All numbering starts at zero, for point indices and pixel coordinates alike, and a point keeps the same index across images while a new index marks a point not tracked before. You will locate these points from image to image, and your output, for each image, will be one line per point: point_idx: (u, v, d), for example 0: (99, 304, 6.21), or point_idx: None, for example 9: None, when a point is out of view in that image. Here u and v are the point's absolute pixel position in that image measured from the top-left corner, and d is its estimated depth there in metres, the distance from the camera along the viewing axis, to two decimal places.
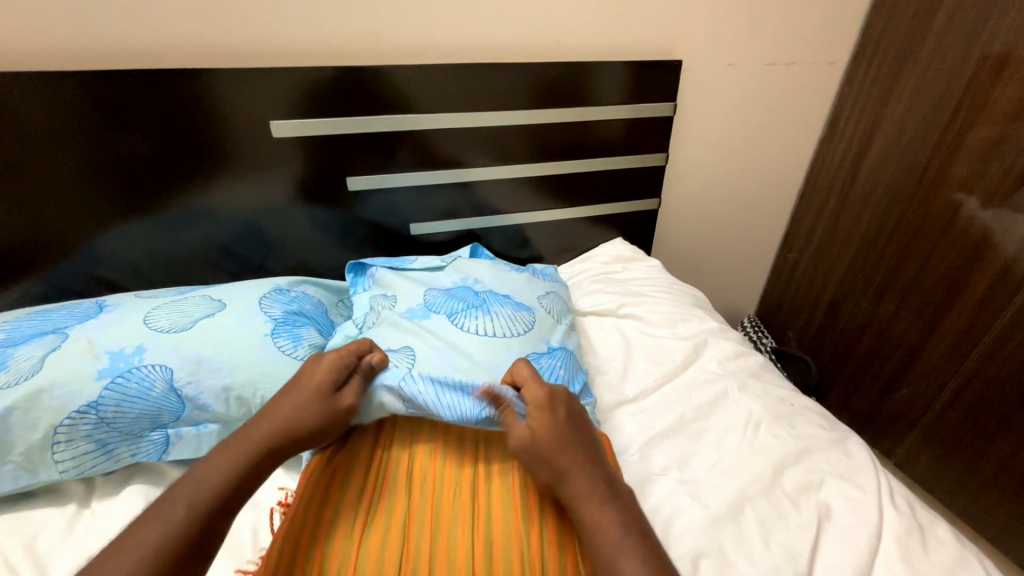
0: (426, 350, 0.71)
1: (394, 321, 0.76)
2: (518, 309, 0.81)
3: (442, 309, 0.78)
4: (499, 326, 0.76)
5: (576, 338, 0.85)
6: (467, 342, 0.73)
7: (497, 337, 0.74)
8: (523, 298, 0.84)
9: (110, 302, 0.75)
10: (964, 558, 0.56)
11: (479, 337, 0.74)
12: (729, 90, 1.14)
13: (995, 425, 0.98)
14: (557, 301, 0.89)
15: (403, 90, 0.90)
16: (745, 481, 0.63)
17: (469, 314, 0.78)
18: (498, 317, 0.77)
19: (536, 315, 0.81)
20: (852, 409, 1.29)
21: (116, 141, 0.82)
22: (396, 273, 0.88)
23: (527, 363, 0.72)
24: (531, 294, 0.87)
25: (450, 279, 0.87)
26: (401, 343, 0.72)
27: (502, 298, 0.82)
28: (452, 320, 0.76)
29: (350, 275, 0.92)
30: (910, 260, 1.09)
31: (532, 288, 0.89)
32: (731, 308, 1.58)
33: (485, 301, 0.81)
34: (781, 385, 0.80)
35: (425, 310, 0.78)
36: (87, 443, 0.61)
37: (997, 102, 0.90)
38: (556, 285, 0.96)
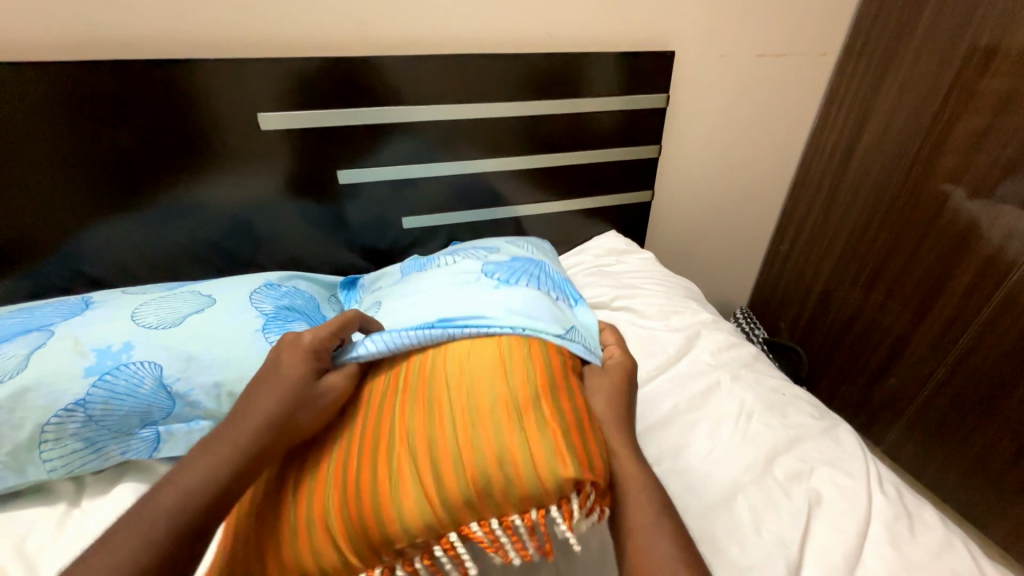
0: (394, 303, 0.75)
1: (374, 307, 0.79)
2: (476, 253, 0.88)
3: (411, 275, 0.83)
4: (463, 265, 0.81)
5: (553, 276, 0.87)
6: (434, 281, 0.77)
7: (461, 271, 0.78)
8: (488, 249, 0.89)
9: (97, 299, 0.74)
10: (949, 541, 0.58)
11: (444, 277, 0.78)
12: (721, 82, 1.14)
13: (980, 412, 1.00)
14: (526, 252, 0.94)
15: (393, 82, 0.89)
16: (738, 470, 0.64)
17: (432, 266, 0.85)
18: (457, 258, 0.85)
19: (495, 254, 0.88)
20: (842, 398, 1.31)
21: (99, 135, 0.80)
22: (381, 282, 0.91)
23: (485, 272, 0.77)
24: (491, 244, 0.94)
25: (424, 257, 0.92)
26: (376, 312, 0.76)
27: (467, 252, 0.87)
28: (419, 278, 0.82)
29: (342, 296, 0.93)
30: (900, 251, 1.10)
31: (494, 241, 0.96)
32: (723, 300, 1.59)
33: (451, 258, 0.86)
34: (772, 375, 0.81)
35: (398, 283, 0.82)
36: (75, 442, 0.60)
37: (984, 94, 0.91)
38: (530, 246, 0.99)
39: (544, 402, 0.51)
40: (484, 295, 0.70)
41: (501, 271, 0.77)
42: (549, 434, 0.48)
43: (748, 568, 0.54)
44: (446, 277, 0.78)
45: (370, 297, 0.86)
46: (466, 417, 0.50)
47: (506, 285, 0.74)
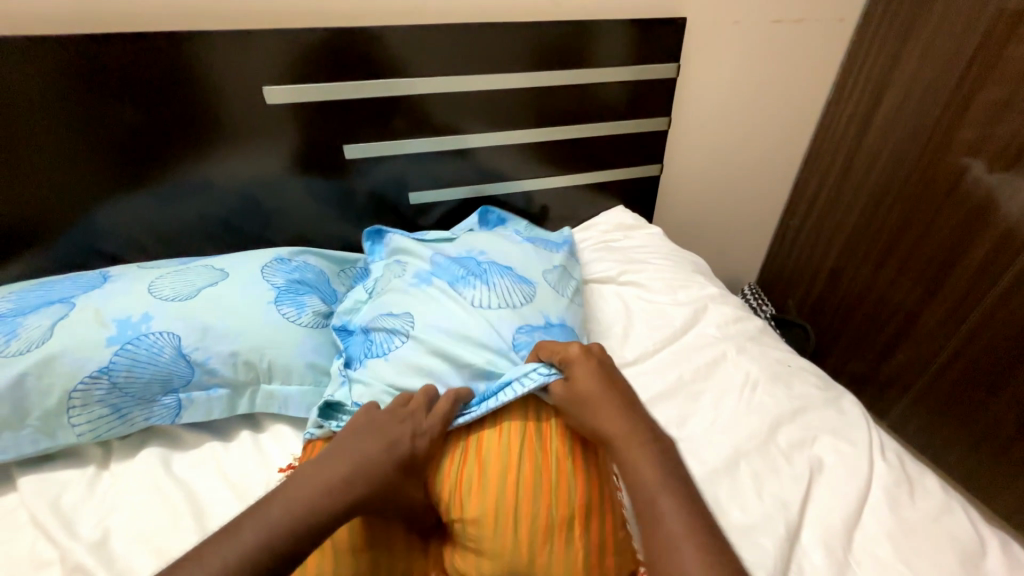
0: (421, 321, 0.72)
1: (400, 288, 0.78)
2: (519, 281, 0.79)
3: (443, 277, 0.79)
4: (497, 297, 0.76)
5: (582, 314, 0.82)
6: (464, 315, 0.73)
7: (491, 309, 0.74)
8: (528, 270, 0.82)
9: (114, 273, 0.75)
10: (949, 506, 0.59)
11: (472, 308, 0.74)
12: (733, 50, 1.11)
13: (988, 385, 1.00)
14: (566, 277, 0.86)
15: (398, 54, 0.88)
16: (741, 437, 0.65)
17: (468, 282, 0.77)
18: (496, 287, 0.77)
19: (538, 288, 0.79)
20: (849, 373, 1.31)
21: (105, 110, 0.80)
22: (407, 243, 0.88)
23: (518, 338, 0.71)
24: (538, 264, 0.84)
25: (458, 248, 0.86)
26: (401, 311, 0.74)
27: (505, 268, 0.81)
28: (452, 290, 0.77)
29: (367, 243, 0.93)
30: (914, 224, 1.08)
31: (541, 260, 0.85)
32: (732, 276, 1.58)
33: (486, 271, 0.79)
34: (778, 347, 0.82)
35: (428, 275, 0.79)
36: (102, 408, 0.62)
37: (1010, 58, 0.87)
38: (567, 256, 0.92)
39: (578, 515, 0.56)
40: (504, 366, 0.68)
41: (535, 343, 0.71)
42: (574, 545, 0.54)
43: (748, 529, 0.56)
44: (478, 314, 0.73)
45: (397, 261, 0.85)
46: (514, 497, 0.56)
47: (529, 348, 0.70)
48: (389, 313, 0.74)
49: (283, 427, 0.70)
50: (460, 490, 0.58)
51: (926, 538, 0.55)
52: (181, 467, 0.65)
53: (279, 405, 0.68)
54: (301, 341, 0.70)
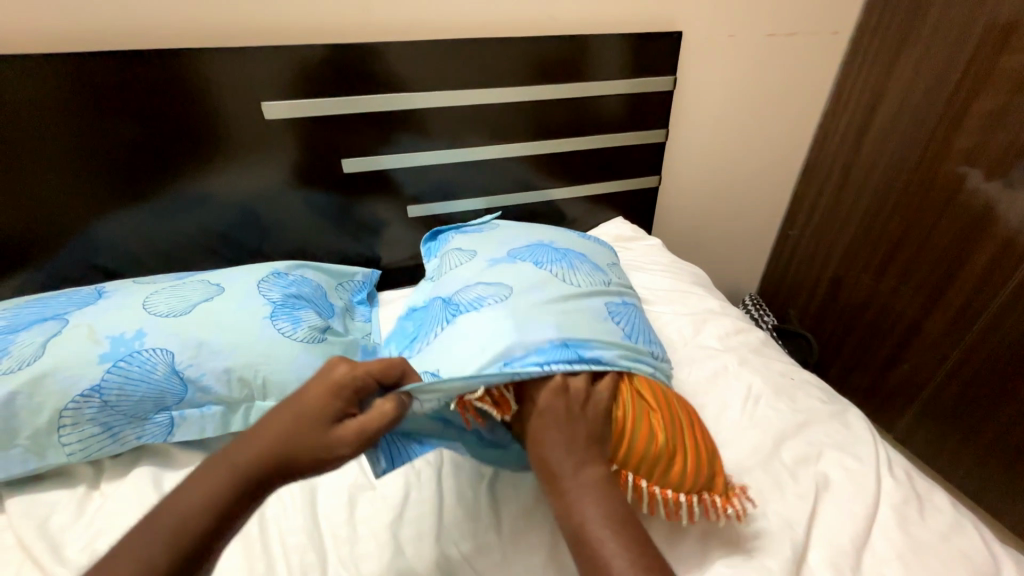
0: (518, 286, 0.71)
1: (483, 267, 0.78)
2: (594, 267, 0.80)
3: (525, 257, 0.78)
4: (581, 276, 0.76)
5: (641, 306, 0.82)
6: (555, 282, 0.72)
7: (581, 284, 0.73)
8: (595, 259, 0.83)
9: (109, 289, 0.75)
10: (960, 524, 0.57)
11: (565, 280, 0.73)
12: (730, 63, 1.12)
13: (993, 397, 0.98)
14: (621, 272, 0.88)
15: (396, 69, 0.88)
16: (745, 452, 0.64)
17: (553, 262, 0.77)
18: (579, 269, 0.77)
19: (611, 278, 0.80)
20: (852, 385, 1.30)
21: (105, 126, 0.81)
22: (468, 239, 0.90)
23: (610, 309, 0.71)
24: (602, 259, 0.86)
25: (526, 237, 0.86)
26: (492, 280, 0.73)
27: (580, 255, 0.82)
28: (538, 266, 0.76)
29: (426, 246, 1.02)
30: (914, 233, 1.07)
31: (601, 254, 0.87)
32: (732, 287, 1.57)
33: (566, 254, 0.80)
34: (780, 359, 0.81)
35: (512, 255, 0.80)
36: (93, 427, 0.61)
37: (1003, 69, 0.87)
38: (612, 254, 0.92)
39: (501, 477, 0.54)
40: (604, 326, 0.66)
41: (624, 317, 0.71)
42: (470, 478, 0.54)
43: (750, 549, 0.54)
44: (565, 284, 0.72)
45: (463, 251, 0.86)
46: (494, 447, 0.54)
47: (622, 320, 0.70)
48: (480, 283, 0.73)
49: None
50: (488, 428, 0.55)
51: (937, 559, 0.53)
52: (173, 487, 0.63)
53: None
54: (296, 356, 0.69)
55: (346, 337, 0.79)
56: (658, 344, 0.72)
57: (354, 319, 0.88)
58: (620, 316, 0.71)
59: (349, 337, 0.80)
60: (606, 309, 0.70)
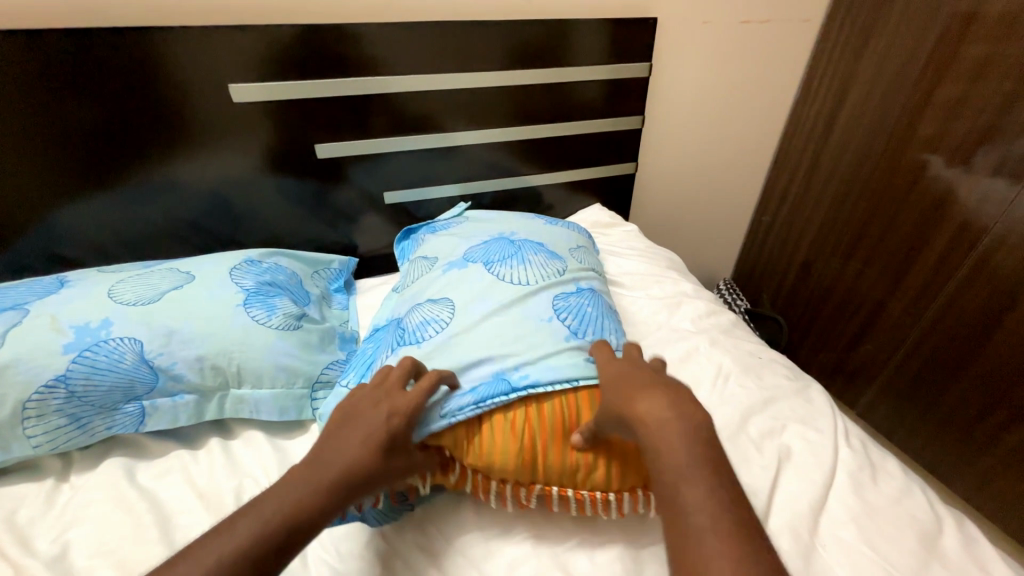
0: (463, 302, 0.71)
1: (435, 278, 0.78)
2: (550, 257, 0.80)
3: (478, 259, 0.79)
4: (531, 272, 0.75)
5: (608, 292, 0.83)
6: (501, 290, 0.72)
7: (529, 283, 0.73)
8: (555, 247, 0.83)
9: (72, 278, 0.73)
10: (910, 488, 0.61)
11: (511, 284, 0.72)
12: (705, 50, 1.13)
13: (948, 373, 1.04)
14: (587, 254, 0.88)
15: (370, 51, 0.87)
16: (714, 428, 0.66)
17: (503, 262, 0.77)
18: (531, 264, 0.77)
19: (569, 265, 0.80)
20: (820, 365, 1.36)
21: (62, 107, 0.77)
22: (433, 239, 0.90)
23: (557, 305, 0.70)
24: (563, 244, 0.86)
25: (486, 233, 0.86)
26: (440, 296, 0.73)
27: (536, 245, 0.82)
28: (488, 269, 0.76)
29: (400, 245, 1.00)
30: (878, 218, 1.12)
31: (565, 239, 0.88)
32: (708, 273, 1.61)
33: (520, 248, 0.80)
34: (749, 340, 0.84)
35: (461, 261, 0.79)
36: (60, 418, 0.60)
37: (963, 59, 0.91)
38: (585, 239, 0.94)
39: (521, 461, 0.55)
40: (548, 332, 0.65)
41: (573, 310, 0.70)
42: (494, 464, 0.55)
43: None
44: (510, 288, 0.72)
45: (424, 258, 0.86)
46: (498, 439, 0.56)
47: (571, 315, 0.69)
48: (426, 301, 0.73)
49: (256, 434, 0.68)
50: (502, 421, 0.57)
51: (888, 520, 0.57)
52: (146, 477, 0.62)
53: (249, 409, 0.66)
54: (272, 344, 0.68)
55: (323, 325, 0.78)
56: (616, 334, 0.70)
57: (331, 307, 0.87)
58: (567, 309, 0.70)
59: (326, 325, 0.79)
60: (553, 308, 0.69)
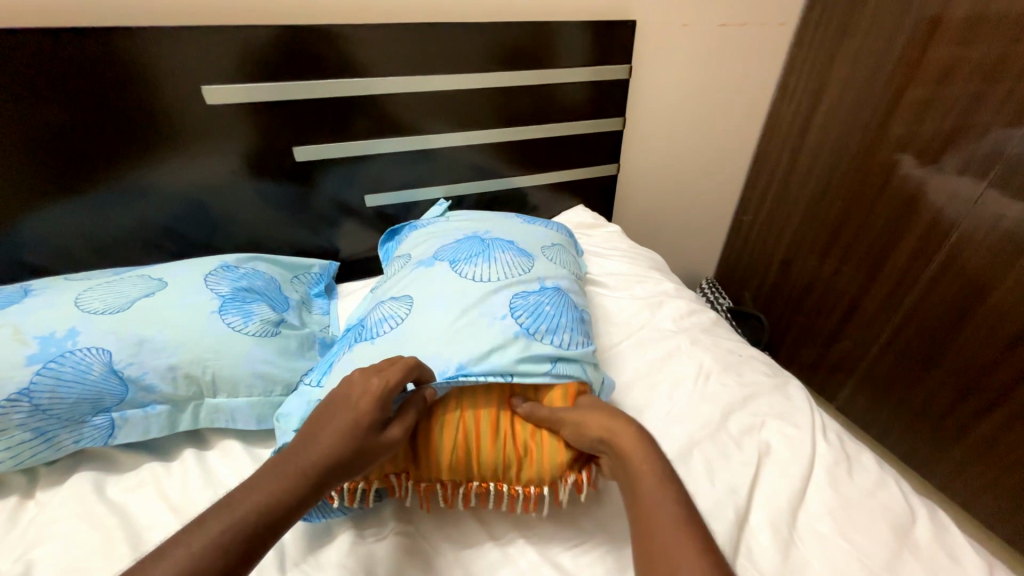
0: (422, 299, 0.70)
1: (402, 277, 0.78)
2: (519, 255, 0.79)
3: (446, 257, 0.78)
4: (495, 270, 0.75)
5: (578, 288, 0.82)
6: (457, 286, 0.71)
7: (489, 281, 0.72)
8: (528, 245, 0.83)
9: (37, 286, 0.70)
10: (884, 480, 0.62)
11: (471, 282, 0.72)
12: (684, 52, 1.15)
13: (921, 367, 1.07)
14: (562, 253, 0.88)
15: (350, 53, 0.86)
16: (695, 426, 0.67)
17: (469, 261, 0.77)
18: (497, 263, 0.76)
19: (537, 262, 0.79)
20: (800, 361, 1.39)
21: (24, 109, 0.74)
22: (414, 238, 0.90)
23: (513, 302, 0.69)
24: (536, 242, 0.85)
25: (459, 233, 0.86)
26: (402, 294, 0.73)
27: (507, 243, 0.81)
28: (453, 267, 0.76)
29: (383, 246, 0.99)
30: (852, 217, 1.14)
31: (540, 238, 0.87)
32: (691, 272, 1.63)
33: (489, 247, 0.80)
34: (730, 338, 0.85)
35: (430, 259, 0.79)
36: (23, 433, 0.57)
37: (930, 62, 0.94)
38: (565, 239, 0.94)
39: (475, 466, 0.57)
40: (497, 329, 0.65)
41: (528, 307, 0.69)
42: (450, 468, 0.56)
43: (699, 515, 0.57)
44: (469, 287, 0.71)
45: (402, 256, 0.85)
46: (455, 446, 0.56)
47: (526, 312, 0.68)
48: (388, 299, 0.73)
49: (233, 444, 0.67)
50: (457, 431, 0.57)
51: (863, 512, 0.58)
52: (117, 491, 0.60)
53: (226, 418, 0.65)
54: (248, 351, 0.67)
55: (303, 330, 0.77)
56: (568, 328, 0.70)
57: (311, 312, 0.85)
58: (523, 306, 0.69)
59: (305, 330, 0.78)
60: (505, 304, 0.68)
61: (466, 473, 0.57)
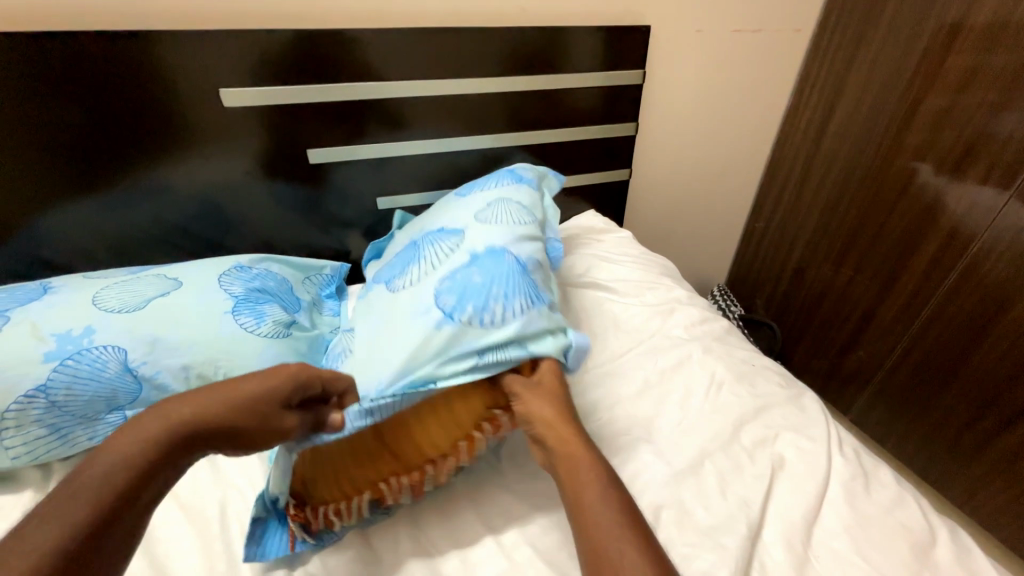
0: (360, 326, 0.68)
1: (360, 298, 0.77)
2: (446, 238, 0.72)
3: (384, 275, 0.75)
4: (423, 266, 0.69)
5: (522, 237, 0.72)
6: (389, 303, 0.67)
7: (412, 285, 0.67)
8: (456, 221, 0.75)
9: (55, 284, 0.71)
10: (902, 497, 0.60)
11: (396, 294, 0.67)
12: (698, 58, 1.14)
13: (939, 380, 1.04)
14: (505, 209, 0.77)
15: (364, 57, 0.86)
16: (706, 437, 0.66)
17: (404, 268, 0.72)
18: (425, 258, 0.70)
19: (467, 234, 0.71)
20: (813, 371, 1.36)
21: (48, 111, 0.76)
22: (400, 235, 0.89)
23: (435, 291, 0.63)
24: (470, 212, 0.77)
25: (418, 230, 0.83)
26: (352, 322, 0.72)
27: (436, 232, 0.75)
28: (388, 282, 0.72)
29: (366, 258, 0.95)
30: (869, 226, 1.12)
31: (476, 204, 0.78)
32: (702, 278, 1.62)
33: (419, 247, 0.74)
34: (743, 348, 0.84)
35: (378, 275, 0.77)
36: (39, 428, 0.58)
37: (951, 69, 0.92)
38: (507, 189, 0.84)
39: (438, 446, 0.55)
40: (415, 331, 0.59)
41: (450, 291, 0.62)
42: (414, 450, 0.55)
43: (709, 529, 0.56)
44: (396, 298, 0.67)
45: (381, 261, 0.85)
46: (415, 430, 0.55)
47: (449, 295, 0.61)
48: (346, 330, 0.73)
49: None
50: (414, 413, 0.56)
51: (880, 529, 0.56)
52: None
53: None
54: (260, 352, 0.67)
55: (313, 332, 0.77)
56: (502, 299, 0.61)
57: (321, 314, 0.86)
58: (443, 292, 0.62)
59: (316, 332, 0.78)
60: (428, 299, 0.62)
61: (432, 447, 0.55)
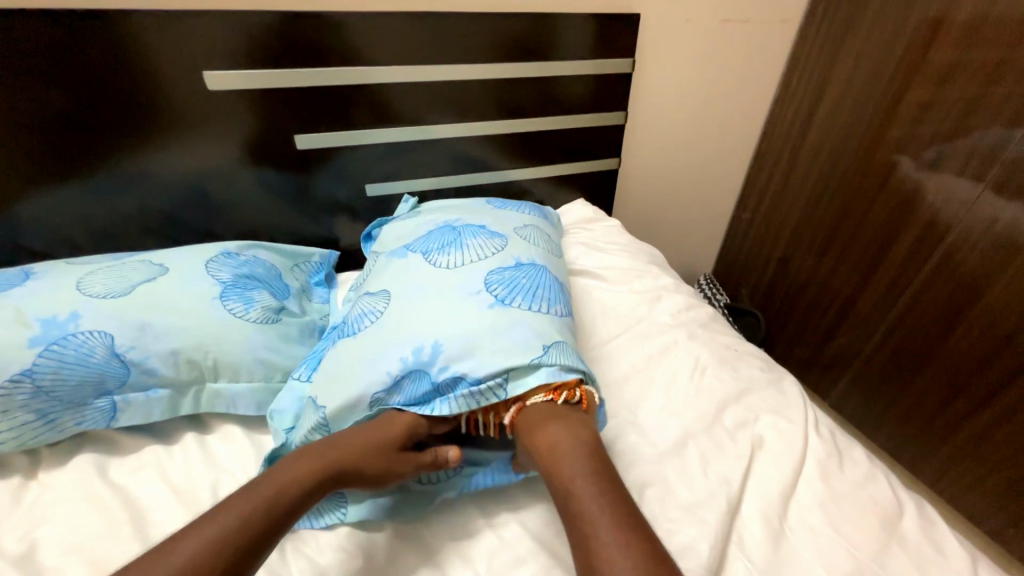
0: (398, 292, 0.70)
1: (382, 269, 0.78)
2: (490, 238, 0.78)
3: (418, 249, 0.78)
4: (469, 255, 0.74)
5: (554, 262, 0.81)
6: (432, 278, 0.70)
7: (463, 267, 0.72)
8: (498, 227, 0.82)
9: (38, 270, 0.70)
10: (873, 474, 0.63)
11: (444, 270, 0.72)
12: (687, 48, 1.14)
13: (914, 365, 1.08)
14: (536, 233, 0.86)
15: (353, 42, 0.85)
16: (690, 419, 0.68)
17: (442, 250, 0.76)
18: (469, 248, 0.75)
19: (511, 242, 0.78)
20: (795, 358, 1.40)
21: (23, 92, 0.73)
22: (408, 222, 0.91)
23: (489, 279, 0.69)
24: (509, 224, 0.84)
25: (433, 222, 0.86)
26: (380, 288, 0.73)
27: (477, 229, 0.80)
28: (426, 257, 0.75)
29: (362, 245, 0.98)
30: (851, 216, 1.15)
31: (512, 220, 0.86)
32: (690, 268, 1.64)
33: (460, 235, 0.79)
34: (727, 334, 0.86)
35: (405, 249, 0.80)
36: (26, 414, 0.58)
37: (932, 63, 0.94)
38: (536, 219, 0.93)
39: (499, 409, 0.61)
40: (471, 307, 0.64)
41: (505, 285, 0.68)
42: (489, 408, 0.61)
43: (691, 505, 0.58)
44: (442, 274, 0.71)
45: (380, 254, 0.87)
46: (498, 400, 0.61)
47: (501, 286, 0.68)
48: (367, 294, 0.74)
49: (234, 429, 0.67)
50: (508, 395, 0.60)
51: (851, 504, 0.59)
52: (120, 472, 0.61)
53: (226, 403, 0.66)
54: (250, 338, 0.67)
55: (303, 318, 0.78)
56: (549, 309, 0.68)
57: (311, 301, 0.86)
58: (498, 283, 0.68)
59: (306, 319, 0.78)
60: (482, 287, 0.67)
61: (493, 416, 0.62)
